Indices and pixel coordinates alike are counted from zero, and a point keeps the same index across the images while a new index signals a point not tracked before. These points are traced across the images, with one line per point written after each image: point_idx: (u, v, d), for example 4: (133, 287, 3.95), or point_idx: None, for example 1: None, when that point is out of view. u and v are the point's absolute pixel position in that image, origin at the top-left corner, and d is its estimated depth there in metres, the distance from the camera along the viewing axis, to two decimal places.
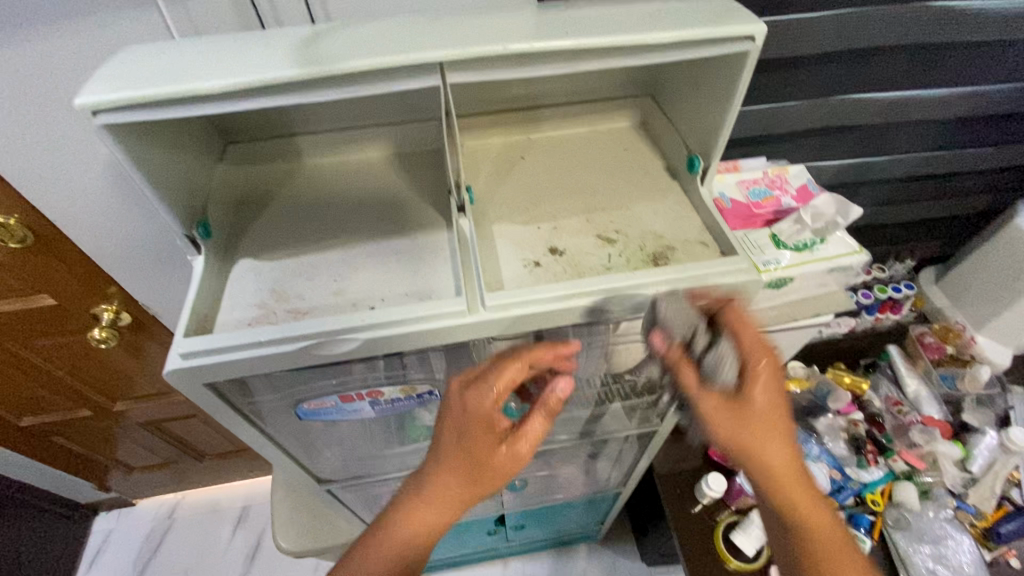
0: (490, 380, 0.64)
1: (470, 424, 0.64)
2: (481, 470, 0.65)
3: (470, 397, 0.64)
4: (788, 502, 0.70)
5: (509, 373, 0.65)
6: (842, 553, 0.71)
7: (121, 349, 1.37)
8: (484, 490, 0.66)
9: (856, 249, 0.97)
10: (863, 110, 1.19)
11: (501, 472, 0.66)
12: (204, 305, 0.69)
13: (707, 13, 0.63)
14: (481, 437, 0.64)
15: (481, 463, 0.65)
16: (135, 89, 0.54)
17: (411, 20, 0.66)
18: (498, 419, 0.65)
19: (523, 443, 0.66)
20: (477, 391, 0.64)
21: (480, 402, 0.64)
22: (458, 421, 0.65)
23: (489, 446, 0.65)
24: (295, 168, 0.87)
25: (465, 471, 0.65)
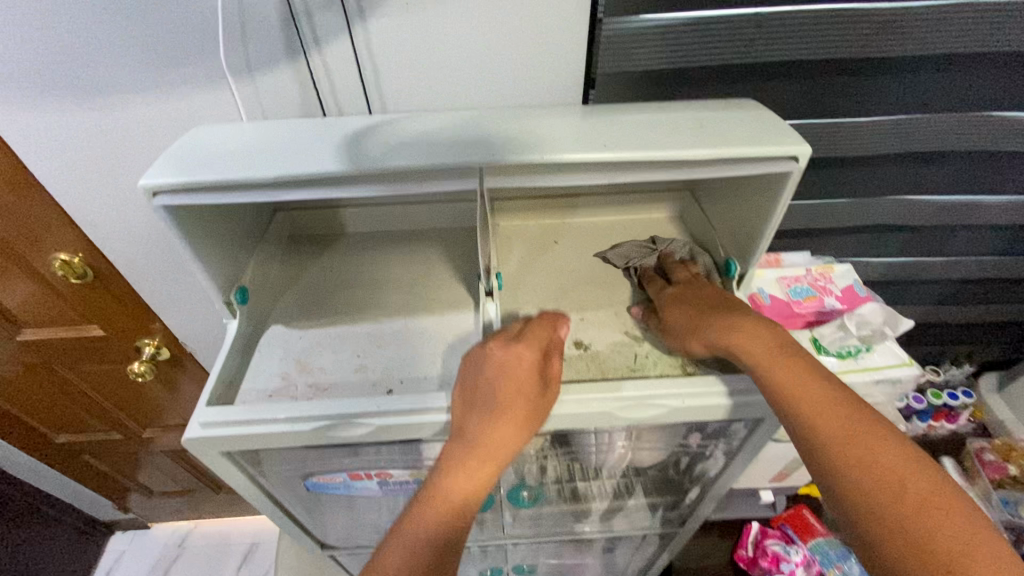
0: (524, 347, 0.63)
1: (511, 369, 0.62)
2: (526, 381, 0.62)
3: (506, 363, 0.62)
4: (826, 432, 0.59)
5: (535, 339, 0.65)
6: (926, 491, 0.54)
7: (157, 381, 1.37)
8: (527, 427, 0.62)
9: (905, 360, 0.93)
10: (916, 212, 1.14)
11: (540, 409, 0.62)
12: (230, 370, 0.70)
13: (747, 130, 0.62)
14: (524, 383, 0.62)
15: (520, 398, 0.61)
16: (194, 176, 0.58)
17: (456, 121, 0.70)
18: (540, 364, 0.63)
19: (554, 390, 0.63)
20: (513, 347, 0.63)
21: (517, 362, 0.62)
22: (500, 369, 0.62)
23: (530, 394, 0.62)
24: (337, 236, 0.90)
25: (507, 407, 0.61)
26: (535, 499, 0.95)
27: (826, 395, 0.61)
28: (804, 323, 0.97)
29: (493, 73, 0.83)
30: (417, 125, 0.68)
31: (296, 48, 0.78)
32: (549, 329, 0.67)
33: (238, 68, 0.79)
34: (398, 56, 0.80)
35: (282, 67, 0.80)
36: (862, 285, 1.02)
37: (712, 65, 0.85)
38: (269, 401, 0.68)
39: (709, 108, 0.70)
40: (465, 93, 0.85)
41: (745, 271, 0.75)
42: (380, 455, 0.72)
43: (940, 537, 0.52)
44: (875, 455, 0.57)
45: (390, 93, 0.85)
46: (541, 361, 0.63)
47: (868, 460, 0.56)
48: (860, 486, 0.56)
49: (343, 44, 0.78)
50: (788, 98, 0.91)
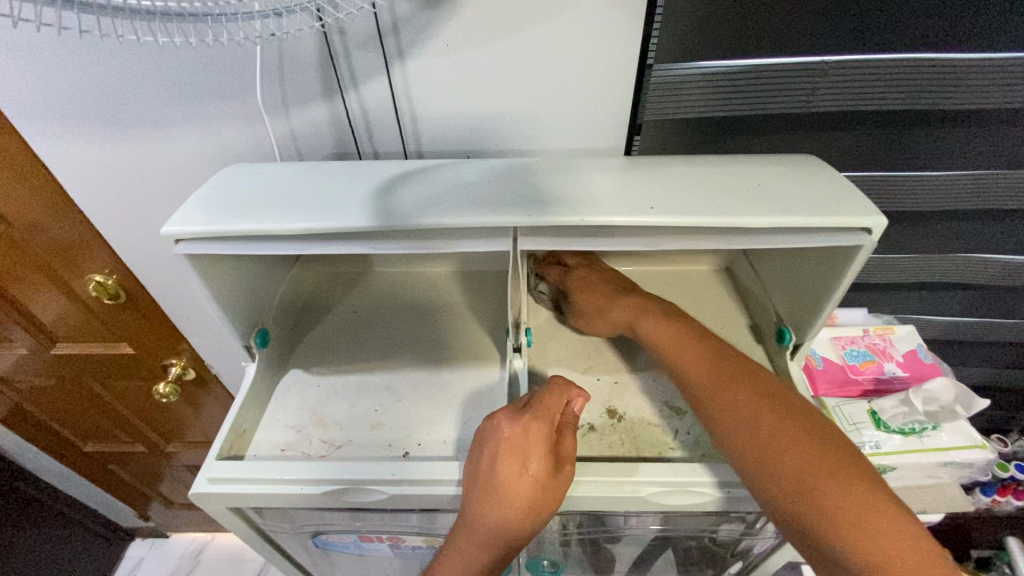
0: (533, 423, 0.56)
1: (517, 449, 0.55)
2: (536, 464, 0.55)
3: (513, 442, 0.55)
4: (726, 404, 0.58)
5: (546, 412, 0.57)
6: (843, 468, 0.51)
7: (183, 402, 1.28)
8: (542, 506, 0.56)
9: (981, 444, 0.83)
10: (987, 271, 1.04)
11: (554, 490, 0.56)
12: (245, 420, 0.67)
13: (811, 197, 0.57)
14: (533, 464, 0.55)
15: (529, 481, 0.55)
16: (218, 223, 0.57)
17: (492, 169, 0.66)
18: (550, 441, 0.56)
19: (569, 466, 0.57)
20: (521, 422, 0.56)
21: (525, 441, 0.56)
22: (503, 451, 0.55)
23: (541, 476, 0.55)
24: (364, 275, 0.87)
25: (512, 494, 0.55)
26: (555, 570, 0.89)
27: (710, 362, 0.62)
28: (861, 392, 0.89)
29: (532, 115, 0.79)
30: (451, 174, 0.65)
31: (333, 87, 0.77)
32: (562, 397, 0.59)
33: (274, 104, 0.78)
34: (435, 97, 0.78)
35: (318, 104, 0.78)
36: (927, 350, 0.93)
37: (767, 114, 0.80)
38: (281, 457, 0.65)
39: (768, 164, 0.64)
40: (503, 135, 0.82)
41: (800, 342, 0.69)
42: (393, 519, 0.68)
43: (846, 506, 0.49)
44: (780, 425, 0.55)
45: (425, 133, 0.82)
46: (552, 437, 0.56)
47: (771, 430, 0.55)
48: (766, 459, 0.54)
49: (380, 84, 0.76)
50: (849, 150, 0.84)
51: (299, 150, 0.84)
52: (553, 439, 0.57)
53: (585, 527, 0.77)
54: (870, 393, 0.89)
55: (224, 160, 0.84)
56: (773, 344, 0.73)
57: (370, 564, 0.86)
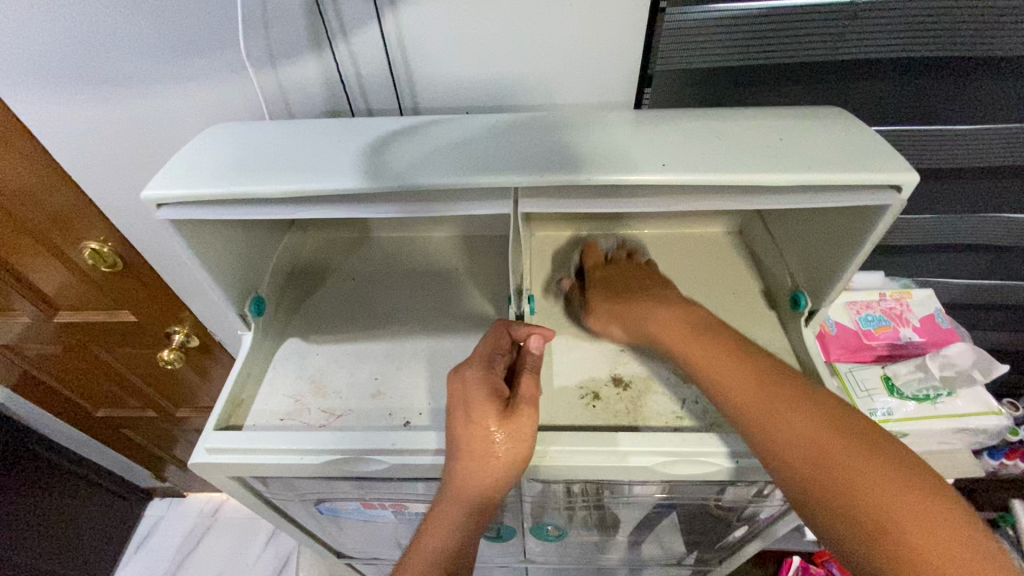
0: (466, 369, 0.58)
1: (460, 399, 0.56)
2: (479, 409, 0.55)
3: (456, 395, 0.57)
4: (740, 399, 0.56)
5: (484, 362, 0.58)
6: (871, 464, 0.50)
7: (190, 369, 1.28)
8: (501, 452, 0.54)
9: (995, 410, 0.81)
10: (1016, 231, 0.99)
11: (511, 435, 0.54)
12: (243, 389, 0.66)
13: (839, 152, 0.53)
14: (477, 409, 0.55)
15: (480, 426, 0.54)
16: (199, 186, 0.54)
17: (491, 125, 0.62)
18: (489, 385, 0.56)
19: (528, 409, 0.55)
20: (459, 372, 0.58)
21: (466, 391, 0.56)
22: (450, 402, 0.57)
23: (488, 419, 0.54)
24: (363, 242, 0.84)
25: (465, 442, 0.55)
26: (561, 535, 0.92)
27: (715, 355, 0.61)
28: (873, 357, 0.87)
29: (536, 67, 0.74)
30: (449, 131, 0.61)
31: (322, 37, 0.71)
32: (503, 346, 0.60)
33: (259, 58, 0.73)
34: (431, 46, 0.72)
35: (305, 58, 0.74)
36: (945, 315, 0.90)
37: (789, 63, 0.75)
38: (280, 427, 0.64)
39: (791, 118, 0.59)
40: (505, 90, 0.77)
41: (817, 308, 0.65)
42: (397, 488, 0.67)
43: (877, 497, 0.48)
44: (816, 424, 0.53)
45: (421, 87, 0.77)
46: (494, 384, 0.57)
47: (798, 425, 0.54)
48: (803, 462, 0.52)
49: (372, 34, 0.71)
50: (875, 101, 0.79)
51: (289, 108, 0.79)
52: (498, 384, 0.57)
53: (588, 492, 0.77)
54: (883, 358, 0.87)
55: (212, 120, 0.80)
56: (788, 310, 0.70)
57: (375, 529, 0.87)
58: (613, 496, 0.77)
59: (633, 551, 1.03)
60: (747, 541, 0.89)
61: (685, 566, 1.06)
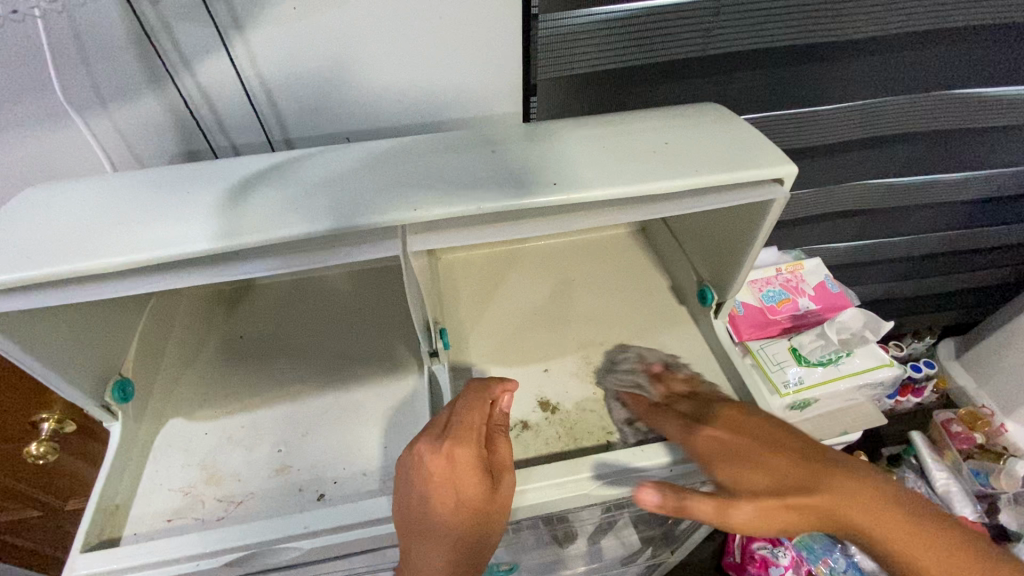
0: (455, 446, 0.50)
1: (446, 481, 0.49)
2: (470, 489, 0.49)
3: (436, 474, 0.49)
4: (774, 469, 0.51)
5: (468, 433, 0.51)
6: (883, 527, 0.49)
7: (75, 461, 1.07)
8: (489, 529, 0.50)
9: (887, 361, 0.88)
10: (879, 195, 1.08)
11: (495, 511, 0.50)
12: (115, 494, 0.56)
13: (723, 151, 0.53)
14: (462, 487, 0.49)
15: (461, 506, 0.49)
16: (10, 270, 0.44)
17: (368, 154, 0.57)
18: (479, 461, 0.50)
19: (511, 479, 0.51)
20: (443, 447, 0.50)
21: (448, 469, 0.49)
22: (429, 483, 0.49)
23: (473, 497, 0.49)
24: (247, 294, 0.75)
25: (448, 520, 0.49)
26: (513, 565, 0.89)
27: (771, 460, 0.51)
28: (780, 330, 0.91)
29: (413, 84, 0.70)
30: (319, 166, 0.55)
31: (159, 71, 0.62)
32: (483, 409, 0.53)
33: (84, 100, 0.62)
34: (293, 72, 0.65)
35: (144, 96, 0.64)
36: (834, 280, 0.96)
37: (662, 62, 0.76)
38: (169, 530, 0.54)
39: (673, 118, 0.59)
40: (384, 112, 0.72)
41: (723, 300, 0.66)
42: (322, 568, 0.60)
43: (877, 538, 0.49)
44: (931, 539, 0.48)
45: (289, 117, 0.70)
46: (480, 457, 0.50)
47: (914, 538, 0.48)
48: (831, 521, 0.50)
49: (220, 64, 0.63)
50: (745, 91, 0.83)
51: (137, 155, 0.69)
52: (482, 457, 0.51)
53: (534, 521, 0.73)
54: (787, 330, 0.92)
55: (36, 178, 0.67)
56: (697, 304, 0.70)
57: None
58: (558, 518, 0.75)
59: (588, 560, 1.02)
60: (694, 531, 0.91)
61: (638, 562, 1.07)
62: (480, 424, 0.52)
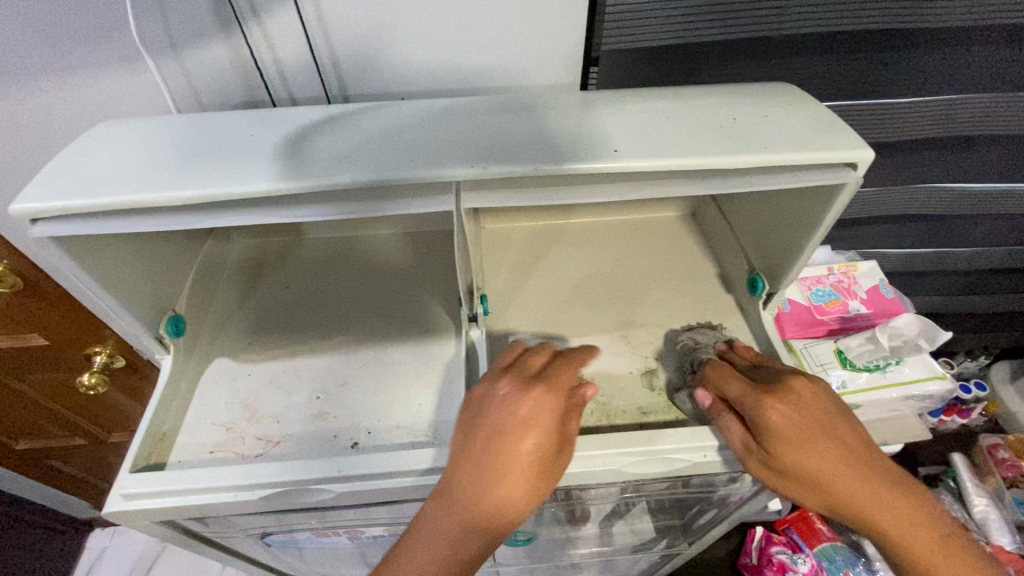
0: (495, 388, 0.50)
1: (476, 419, 0.49)
2: (490, 435, 0.48)
3: (472, 413, 0.50)
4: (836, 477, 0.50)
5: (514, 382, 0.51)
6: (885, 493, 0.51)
7: (119, 392, 1.11)
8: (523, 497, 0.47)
9: (940, 374, 0.84)
10: (950, 200, 1.02)
11: (517, 470, 0.47)
12: (163, 422, 0.58)
13: (795, 131, 0.51)
14: (485, 429, 0.48)
15: (483, 453, 0.48)
16: (83, 196, 0.46)
17: (426, 111, 0.56)
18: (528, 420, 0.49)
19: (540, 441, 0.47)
20: (486, 388, 0.50)
21: (482, 409, 0.49)
22: (465, 418, 0.50)
23: (492, 445, 0.47)
24: (297, 246, 0.77)
25: (466, 466, 0.48)
26: (530, 537, 0.90)
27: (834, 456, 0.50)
28: (827, 332, 0.88)
29: (474, 46, 0.69)
30: (379, 120, 0.55)
31: (228, 17, 0.63)
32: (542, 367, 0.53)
33: (157, 43, 0.64)
34: (356, 28, 0.65)
35: (213, 43, 0.65)
36: (890, 285, 0.92)
37: (731, 38, 0.72)
38: (211, 461, 0.57)
39: (742, 95, 0.57)
40: (442, 74, 0.72)
41: (774, 290, 0.64)
42: (349, 514, 0.62)
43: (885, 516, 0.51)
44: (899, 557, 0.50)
45: (348, 74, 0.70)
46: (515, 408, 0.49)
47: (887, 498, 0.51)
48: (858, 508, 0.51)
49: (287, 14, 0.64)
50: (816, 76, 0.78)
51: (202, 102, 0.71)
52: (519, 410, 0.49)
53: (554, 495, 0.74)
54: (836, 332, 0.88)
55: (108, 117, 0.70)
56: (745, 294, 0.68)
57: (334, 553, 0.82)
58: (580, 495, 0.75)
59: (603, 542, 1.02)
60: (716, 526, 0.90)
61: (653, 551, 1.06)
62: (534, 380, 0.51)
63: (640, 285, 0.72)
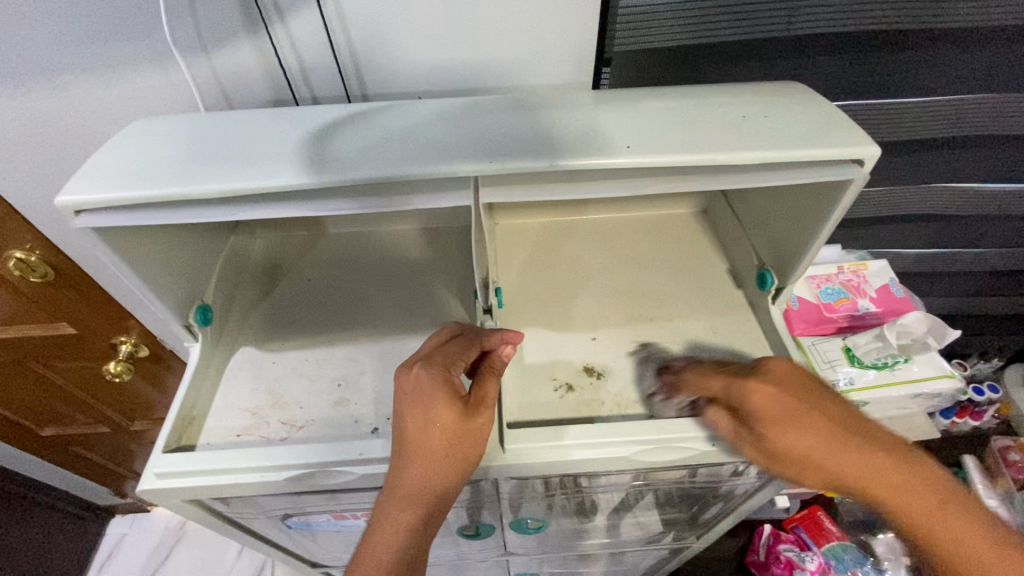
0: (422, 370, 0.53)
1: (415, 400, 0.52)
2: (445, 416, 0.51)
3: (410, 393, 0.52)
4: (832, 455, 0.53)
5: (439, 361, 0.54)
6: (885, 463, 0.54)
7: (144, 381, 1.14)
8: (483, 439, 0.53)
9: (949, 372, 0.85)
10: (963, 199, 1.02)
11: (465, 436, 0.52)
12: (193, 406, 0.61)
13: (804, 129, 0.52)
14: (436, 410, 0.51)
15: (438, 429, 0.51)
16: (123, 189, 0.49)
17: (445, 110, 0.58)
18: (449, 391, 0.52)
19: (485, 410, 0.53)
20: (413, 371, 0.53)
21: (419, 389, 0.52)
22: (406, 400, 0.52)
23: (448, 418, 0.51)
24: (318, 240, 0.80)
25: (424, 445, 0.52)
26: (540, 526, 0.92)
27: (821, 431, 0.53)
28: (835, 329, 0.89)
29: (490, 47, 0.71)
30: (399, 118, 0.57)
31: (257, 20, 0.66)
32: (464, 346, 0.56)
33: (188, 44, 0.67)
34: (378, 29, 0.68)
35: (241, 43, 0.68)
36: (900, 284, 0.92)
37: (743, 39, 0.74)
38: (237, 443, 0.60)
39: (754, 94, 0.58)
40: (458, 74, 0.74)
41: (783, 286, 0.66)
42: (368, 496, 0.65)
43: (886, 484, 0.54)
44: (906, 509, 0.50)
45: (368, 73, 0.73)
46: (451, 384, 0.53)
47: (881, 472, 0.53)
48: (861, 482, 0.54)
49: (311, 15, 0.66)
50: (827, 75, 0.79)
51: (228, 100, 0.74)
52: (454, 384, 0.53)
53: (565, 484, 0.76)
54: (844, 330, 0.89)
55: (139, 114, 0.73)
56: (754, 290, 0.70)
57: (350, 536, 0.85)
58: (589, 486, 0.77)
59: (611, 535, 1.04)
60: (723, 519, 0.91)
61: (661, 545, 1.08)
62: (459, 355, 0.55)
63: (651, 282, 0.74)
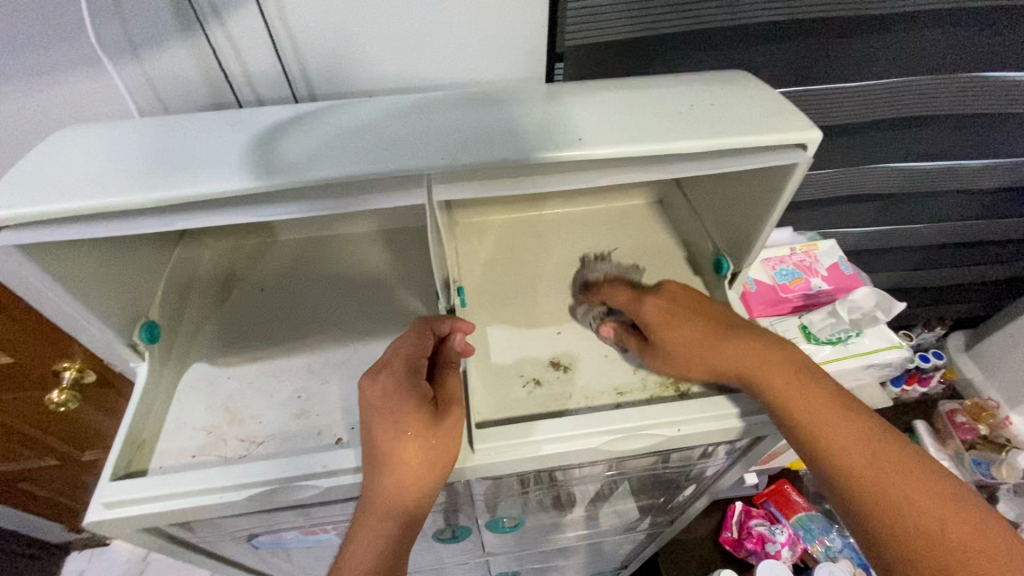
0: (387, 378, 0.52)
1: (382, 408, 0.51)
2: (411, 423, 0.50)
3: (376, 402, 0.51)
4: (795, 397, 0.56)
5: (406, 365, 0.53)
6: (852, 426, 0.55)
7: (92, 407, 1.08)
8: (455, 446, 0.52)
9: (897, 343, 0.89)
10: (900, 178, 1.07)
11: (436, 442, 0.51)
12: (143, 429, 0.58)
13: (749, 115, 0.53)
14: (403, 418, 0.50)
15: (404, 438, 0.50)
16: (49, 202, 0.45)
17: (393, 107, 0.57)
18: (416, 397, 0.51)
19: (455, 411, 0.53)
20: (380, 378, 0.52)
21: (388, 400, 0.51)
22: (373, 409, 0.51)
23: (415, 427, 0.50)
24: (270, 248, 0.77)
25: (394, 455, 0.51)
26: (517, 524, 0.92)
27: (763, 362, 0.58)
28: (791, 308, 0.92)
29: (439, 43, 0.69)
30: (346, 117, 0.55)
31: (190, 20, 0.63)
32: (428, 344, 0.55)
33: (116, 48, 0.63)
34: (320, 27, 0.66)
35: (174, 45, 0.64)
36: (849, 262, 0.96)
37: (687, 29, 0.75)
38: (193, 464, 0.57)
39: (700, 82, 0.59)
40: (407, 71, 0.72)
41: (738, 270, 0.67)
42: (336, 508, 0.63)
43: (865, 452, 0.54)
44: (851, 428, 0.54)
45: (313, 72, 0.70)
46: (416, 392, 0.52)
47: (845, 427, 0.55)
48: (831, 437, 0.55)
49: (248, 13, 0.63)
50: (769, 63, 0.82)
51: (165, 105, 0.70)
52: (422, 390, 0.52)
53: (539, 479, 0.76)
54: (799, 309, 0.92)
55: (66, 123, 0.68)
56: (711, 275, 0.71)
57: (323, 551, 0.82)
58: (564, 479, 0.77)
59: (590, 525, 1.04)
60: (696, 501, 0.93)
61: (638, 532, 1.09)
62: (423, 358, 0.54)
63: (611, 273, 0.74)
